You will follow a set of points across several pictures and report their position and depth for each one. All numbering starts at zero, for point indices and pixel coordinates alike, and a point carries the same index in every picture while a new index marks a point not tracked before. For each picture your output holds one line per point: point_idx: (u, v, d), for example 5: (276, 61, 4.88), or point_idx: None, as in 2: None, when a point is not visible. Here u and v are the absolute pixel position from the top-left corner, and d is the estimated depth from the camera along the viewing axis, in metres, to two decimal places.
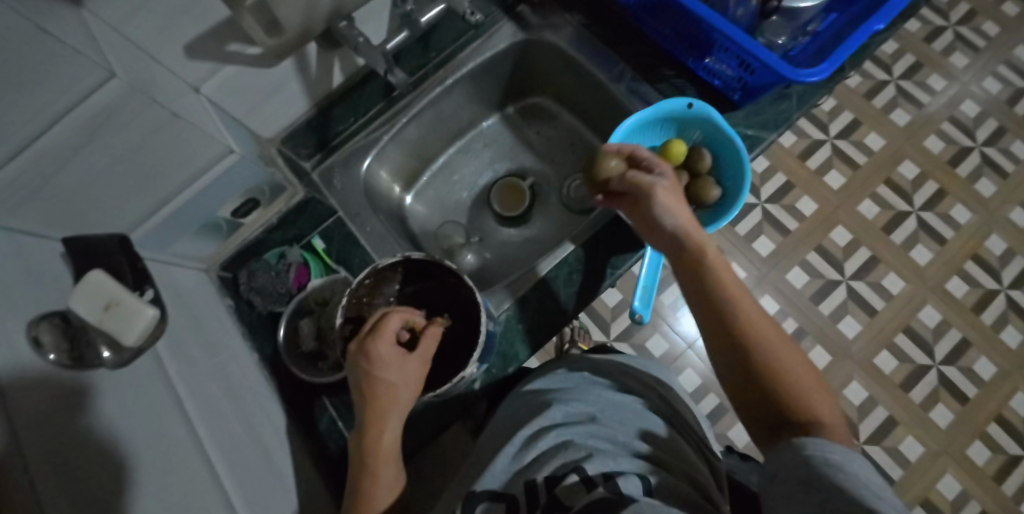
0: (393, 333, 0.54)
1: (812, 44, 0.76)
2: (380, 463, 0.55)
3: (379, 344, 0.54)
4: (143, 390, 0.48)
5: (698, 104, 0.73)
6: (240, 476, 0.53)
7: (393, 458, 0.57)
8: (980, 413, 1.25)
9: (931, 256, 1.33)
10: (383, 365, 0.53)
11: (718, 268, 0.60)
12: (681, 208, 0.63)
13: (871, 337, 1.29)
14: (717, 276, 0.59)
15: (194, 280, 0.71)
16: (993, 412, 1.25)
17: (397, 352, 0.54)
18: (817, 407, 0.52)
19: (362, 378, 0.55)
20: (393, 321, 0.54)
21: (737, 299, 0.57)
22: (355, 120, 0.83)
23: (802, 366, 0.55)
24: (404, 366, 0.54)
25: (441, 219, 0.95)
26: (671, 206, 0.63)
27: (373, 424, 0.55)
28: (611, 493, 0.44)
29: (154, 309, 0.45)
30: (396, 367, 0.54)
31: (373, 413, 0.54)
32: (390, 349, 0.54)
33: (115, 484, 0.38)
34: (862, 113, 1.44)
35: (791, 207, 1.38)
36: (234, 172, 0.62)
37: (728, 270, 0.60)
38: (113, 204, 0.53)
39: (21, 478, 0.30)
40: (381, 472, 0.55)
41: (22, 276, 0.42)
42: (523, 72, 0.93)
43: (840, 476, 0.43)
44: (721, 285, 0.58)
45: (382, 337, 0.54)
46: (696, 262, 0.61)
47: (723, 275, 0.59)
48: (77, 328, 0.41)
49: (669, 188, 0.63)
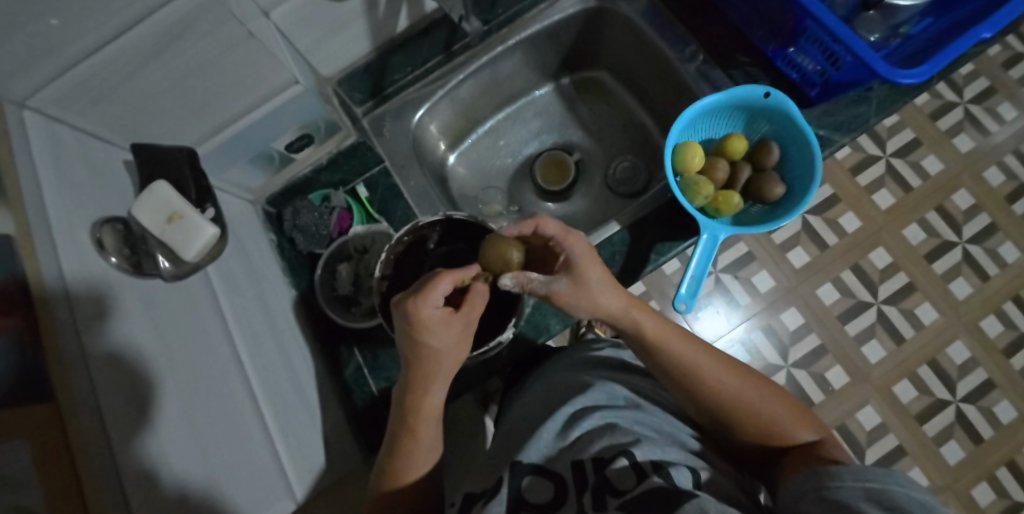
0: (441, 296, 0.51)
1: (904, 46, 0.72)
2: (421, 423, 0.56)
3: (424, 307, 0.51)
4: (184, 305, 0.51)
5: (776, 94, 0.69)
6: (270, 402, 0.56)
7: (435, 420, 0.57)
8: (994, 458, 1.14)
9: (971, 291, 1.21)
10: (429, 326, 0.51)
11: (668, 338, 0.59)
12: (600, 297, 0.58)
13: (896, 366, 1.17)
14: (677, 354, 0.58)
15: (241, 211, 0.71)
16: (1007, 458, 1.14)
17: (441, 312, 0.52)
18: (797, 432, 0.55)
19: (406, 334, 0.53)
20: (443, 284, 0.51)
21: (700, 369, 0.57)
22: (411, 71, 0.80)
23: (766, 396, 0.57)
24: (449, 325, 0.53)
25: (481, 185, 0.92)
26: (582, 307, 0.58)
27: (418, 385, 0.55)
28: (668, 485, 0.45)
29: (213, 229, 0.50)
30: (441, 327, 0.52)
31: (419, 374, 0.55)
32: (434, 311, 0.51)
33: (136, 399, 0.40)
34: (924, 133, 1.28)
35: (833, 221, 1.24)
36: (294, 106, 0.61)
37: (668, 334, 0.59)
38: (176, 119, 0.54)
39: (78, 380, 0.36)
40: (421, 434, 0.56)
41: (85, 177, 0.46)
42: (588, 43, 0.88)
43: (872, 506, 0.42)
44: (680, 361, 0.57)
45: (426, 299, 0.50)
46: (647, 341, 0.59)
47: (666, 346, 0.58)
48: (142, 234, 0.48)
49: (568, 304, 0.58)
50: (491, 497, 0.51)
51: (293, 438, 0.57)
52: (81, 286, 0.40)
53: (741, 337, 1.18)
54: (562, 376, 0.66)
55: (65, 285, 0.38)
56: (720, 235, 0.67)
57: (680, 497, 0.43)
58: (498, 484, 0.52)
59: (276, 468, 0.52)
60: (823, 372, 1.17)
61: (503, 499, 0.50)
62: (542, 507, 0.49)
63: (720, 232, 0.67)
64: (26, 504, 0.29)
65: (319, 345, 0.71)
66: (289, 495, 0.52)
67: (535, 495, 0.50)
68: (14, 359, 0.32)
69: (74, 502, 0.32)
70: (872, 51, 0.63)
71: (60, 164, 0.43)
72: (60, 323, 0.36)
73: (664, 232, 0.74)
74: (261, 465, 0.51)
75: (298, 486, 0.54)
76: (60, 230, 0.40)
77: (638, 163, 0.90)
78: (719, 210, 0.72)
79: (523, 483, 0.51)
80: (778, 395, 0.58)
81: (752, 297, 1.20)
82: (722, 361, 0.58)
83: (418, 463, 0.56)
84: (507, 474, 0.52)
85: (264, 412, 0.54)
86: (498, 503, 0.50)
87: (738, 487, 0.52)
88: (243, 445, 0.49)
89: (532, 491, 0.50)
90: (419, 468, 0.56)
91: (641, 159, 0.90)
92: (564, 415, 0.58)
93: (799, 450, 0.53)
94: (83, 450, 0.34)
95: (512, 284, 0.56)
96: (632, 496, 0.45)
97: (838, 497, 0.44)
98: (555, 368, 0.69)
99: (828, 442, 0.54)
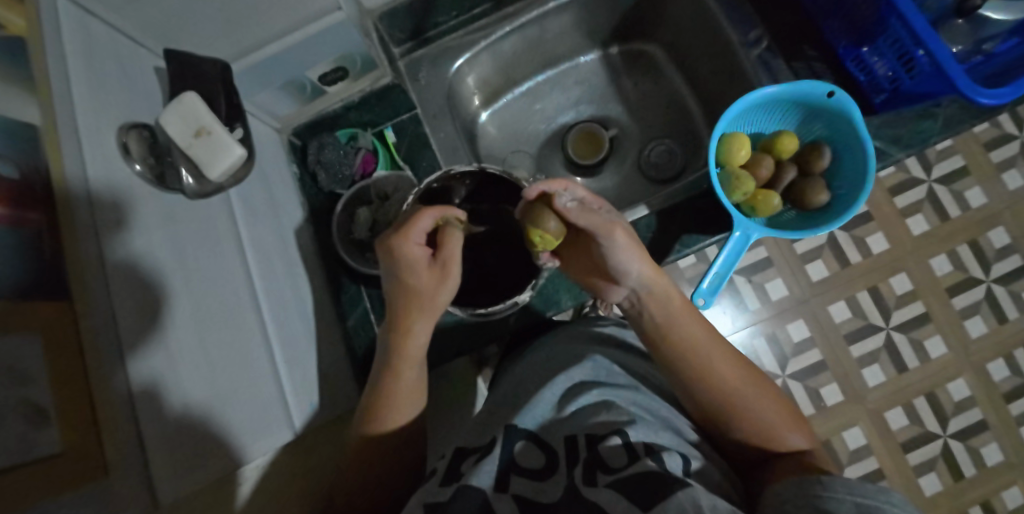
0: (419, 231, 0.52)
1: (985, 66, 0.68)
2: (405, 366, 0.54)
3: (407, 242, 0.52)
4: (205, 221, 0.50)
5: (840, 94, 0.66)
6: (280, 333, 0.56)
7: (418, 363, 0.55)
8: (968, 493, 1.01)
9: (985, 331, 1.03)
10: (414, 266, 0.52)
11: (682, 319, 0.57)
12: (644, 254, 0.57)
13: (891, 392, 1.03)
14: (687, 337, 0.56)
15: (268, 138, 0.69)
16: (980, 496, 1.01)
17: (424, 250, 0.52)
18: (791, 439, 0.53)
19: (394, 275, 0.53)
20: (425, 219, 0.52)
21: (710, 363, 0.55)
22: (456, 16, 0.76)
23: (766, 400, 0.54)
24: (432, 269, 0.53)
25: (511, 147, 0.89)
26: (635, 256, 0.56)
27: (402, 322, 0.54)
28: (660, 469, 0.43)
29: (240, 149, 0.50)
30: (424, 268, 0.53)
31: (401, 314, 0.54)
32: (419, 250, 0.52)
33: (153, 301, 0.39)
34: (971, 162, 1.07)
35: (859, 240, 1.05)
36: (336, 34, 0.59)
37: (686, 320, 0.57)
38: (214, 29, 0.52)
39: (93, 285, 0.35)
40: (404, 375, 0.54)
41: (117, 79, 0.44)
42: (644, 12, 0.83)
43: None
44: (684, 347, 0.56)
45: (409, 236, 0.51)
46: (667, 315, 0.58)
47: (675, 332, 0.57)
48: (167, 145, 0.47)
49: (628, 247, 0.55)
50: (484, 456, 0.49)
51: (297, 370, 0.57)
52: (106, 188, 0.39)
53: (740, 343, 1.04)
54: (559, 345, 0.65)
55: (87, 185, 0.37)
56: (752, 234, 0.64)
57: (673, 483, 0.41)
58: (492, 444, 0.51)
59: (279, 397, 0.52)
60: (816, 387, 1.03)
61: (495, 459, 0.48)
62: (533, 473, 0.47)
63: (752, 231, 0.64)
64: (36, 399, 0.29)
65: (331, 284, 0.70)
66: (288, 425, 0.52)
67: (527, 460, 0.48)
68: (32, 250, 0.31)
69: (83, 408, 0.31)
70: (954, 61, 0.60)
71: (91, 59, 0.41)
72: (80, 227, 0.35)
73: (695, 223, 0.71)
74: (265, 392, 0.51)
75: (298, 415, 0.55)
76: (87, 131, 0.38)
77: (675, 149, 0.86)
78: (756, 209, 0.70)
79: (516, 448, 0.50)
80: (777, 398, 0.55)
81: (760, 304, 1.04)
82: (731, 355, 0.56)
83: (408, 408, 0.55)
84: (501, 436, 0.51)
85: (271, 340, 0.54)
86: (490, 462, 0.47)
87: (729, 483, 0.51)
88: (252, 371, 0.49)
89: (524, 456, 0.49)
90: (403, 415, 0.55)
91: (677, 145, 0.86)
92: (562, 386, 0.57)
93: (793, 458, 0.51)
94: (96, 354, 0.33)
95: (574, 202, 0.55)
96: (624, 475, 0.43)
97: (826, 506, 0.40)
98: (555, 339, 0.67)
99: (821, 454, 0.52)
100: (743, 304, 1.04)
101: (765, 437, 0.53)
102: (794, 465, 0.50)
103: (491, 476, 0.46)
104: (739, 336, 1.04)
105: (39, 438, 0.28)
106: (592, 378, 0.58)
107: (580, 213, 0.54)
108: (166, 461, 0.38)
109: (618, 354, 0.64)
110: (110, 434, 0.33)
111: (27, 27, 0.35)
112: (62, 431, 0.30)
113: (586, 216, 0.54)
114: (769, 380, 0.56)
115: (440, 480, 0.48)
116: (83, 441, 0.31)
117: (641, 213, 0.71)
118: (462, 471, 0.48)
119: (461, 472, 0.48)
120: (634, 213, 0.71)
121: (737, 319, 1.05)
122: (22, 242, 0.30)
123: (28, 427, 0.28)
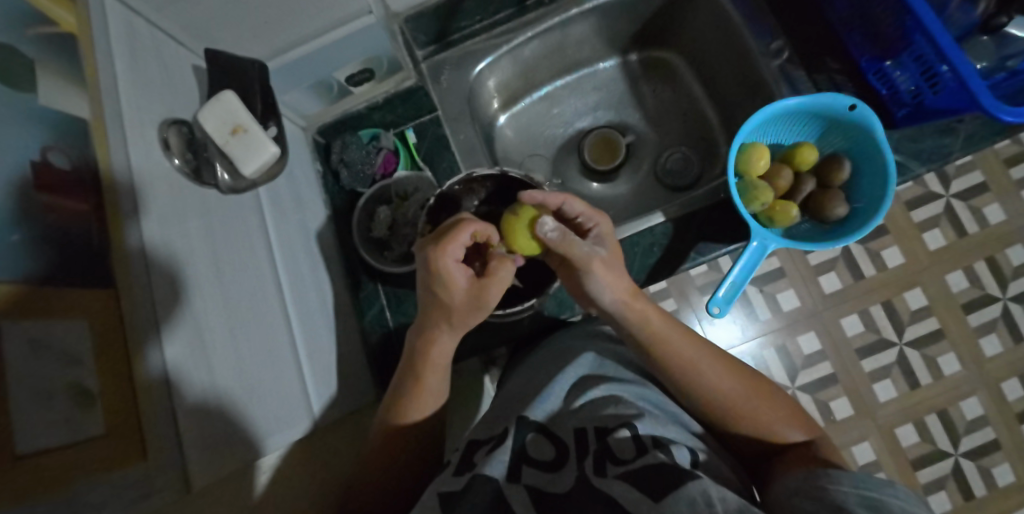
0: (458, 248, 0.50)
1: (1008, 83, 0.67)
2: (427, 370, 0.55)
3: (444, 258, 0.50)
4: (237, 215, 0.52)
5: (862, 108, 0.66)
6: (302, 324, 0.57)
7: (444, 368, 0.56)
8: None
9: (1001, 350, 1.02)
10: (449, 282, 0.51)
11: (671, 331, 0.55)
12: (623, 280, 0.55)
13: (903, 408, 1.02)
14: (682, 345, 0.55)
15: (295, 137, 0.70)
16: None
17: (461, 269, 0.51)
18: (791, 432, 0.53)
19: (426, 284, 0.52)
20: (464, 235, 0.50)
21: (706, 371, 0.54)
22: (479, 20, 0.77)
23: (765, 398, 0.54)
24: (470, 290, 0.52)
25: (528, 151, 0.90)
26: (608, 285, 0.55)
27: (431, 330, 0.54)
28: (670, 461, 0.44)
29: (273, 147, 0.51)
30: (459, 285, 0.51)
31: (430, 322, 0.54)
32: (455, 267, 0.51)
33: (184, 290, 0.40)
34: (991, 179, 1.06)
35: (874, 253, 1.05)
36: (365, 37, 0.60)
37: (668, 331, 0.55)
38: (249, 27, 0.54)
39: (136, 275, 0.36)
40: (427, 378, 0.55)
41: (158, 77, 0.46)
42: (666, 22, 0.84)
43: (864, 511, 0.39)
44: (679, 357, 0.54)
45: (447, 252, 0.50)
46: (649, 336, 0.55)
47: (666, 347, 0.55)
48: (203, 142, 0.49)
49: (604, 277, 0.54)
50: (496, 447, 0.49)
51: (317, 361, 0.58)
52: (144, 181, 0.40)
53: (749, 354, 1.04)
54: (569, 339, 0.65)
55: (130, 180, 0.38)
56: (770, 245, 0.64)
57: (682, 475, 0.41)
58: (503, 434, 0.51)
59: (300, 388, 0.54)
60: (827, 401, 1.02)
61: (507, 449, 0.48)
62: (544, 464, 0.48)
63: (770, 242, 0.64)
64: (81, 381, 0.30)
65: (349, 280, 0.71)
66: (307, 415, 0.54)
67: (538, 452, 0.49)
68: (76, 237, 0.32)
69: (124, 394, 0.33)
70: (978, 77, 0.60)
71: (134, 54, 0.43)
72: (124, 216, 0.36)
73: (711, 231, 0.72)
74: (288, 383, 0.52)
75: (316, 405, 0.56)
76: (131, 124, 0.40)
77: (691, 156, 0.87)
78: (772, 219, 0.71)
79: (527, 440, 0.50)
80: (777, 394, 0.55)
81: (772, 315, 1.04)
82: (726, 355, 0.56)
83: (427, 402, 0.56)
84: (512, 428, 0.52)
85: (294, 331, 0.56)
86: (502, 453, 0.48)
87: (735, 475, 0.51)
88: (275, 361, 0.51)
89: (535, 447, 0.49)
90: (421, 410, 0.55)
91: (695, 153, 0.87)
92: (568, 382, 0.58)
93: (796, 452, 0.51)
94: (137, 343, 0.35)
95: (557, 232, 0.52)
96: (634, 467, 0.44)
97: (838, 500, 0.40)
98: (563, 335, 0.67)
99: (824, 446, 0.52)
100: (753, 316, 1.04)
101: (764, 428, 0.53)
102: (798, 458, 0.50)
103: (504, 466, 0.47)
104: (745, 349, 1.04)
105: (84, 418, 0.30)
106: (599, 374, 0.59)
107: (559, 242, 0.52)
108: (201, 446, 0.39)
109: (618, 353, 0.64)
110: (148, 418, 0.34)
111: (77, 23, 0.37)
112: (105, 415, 0.31)
113: (566, 247, 0.52)
114: (764, 377, 0.56)
115: (453, 471, 0.48)
116: (126, 424, 0.32)
117: (655, 221, 0.72)
118: (475, 461, 0.49)
119: (474, 462, 0.49)
120: (648, 220, 0.72)
121: (743, 331, 1.04)
122: (69, 229, 0.32)
123: (76, 407, 0.29)
